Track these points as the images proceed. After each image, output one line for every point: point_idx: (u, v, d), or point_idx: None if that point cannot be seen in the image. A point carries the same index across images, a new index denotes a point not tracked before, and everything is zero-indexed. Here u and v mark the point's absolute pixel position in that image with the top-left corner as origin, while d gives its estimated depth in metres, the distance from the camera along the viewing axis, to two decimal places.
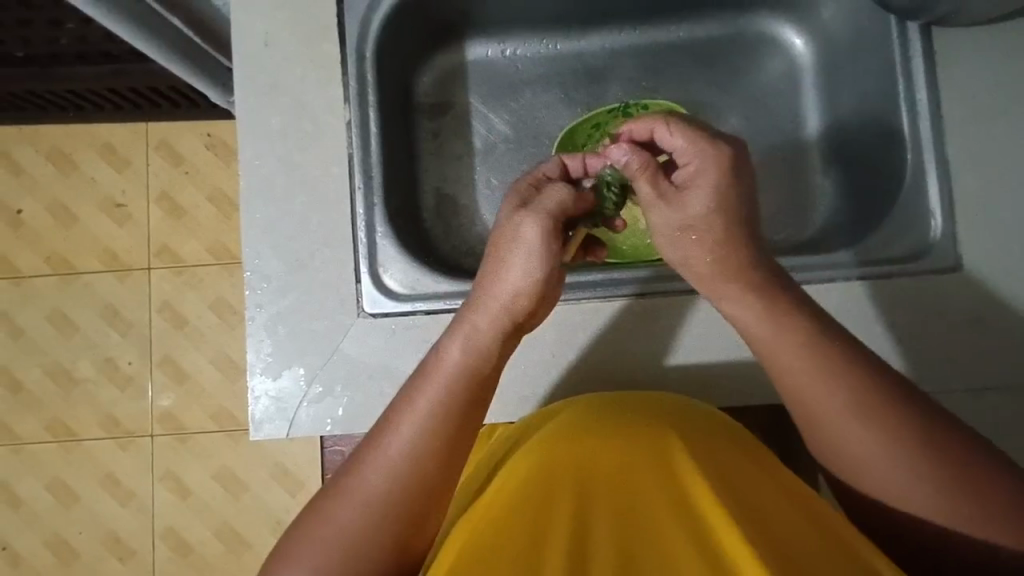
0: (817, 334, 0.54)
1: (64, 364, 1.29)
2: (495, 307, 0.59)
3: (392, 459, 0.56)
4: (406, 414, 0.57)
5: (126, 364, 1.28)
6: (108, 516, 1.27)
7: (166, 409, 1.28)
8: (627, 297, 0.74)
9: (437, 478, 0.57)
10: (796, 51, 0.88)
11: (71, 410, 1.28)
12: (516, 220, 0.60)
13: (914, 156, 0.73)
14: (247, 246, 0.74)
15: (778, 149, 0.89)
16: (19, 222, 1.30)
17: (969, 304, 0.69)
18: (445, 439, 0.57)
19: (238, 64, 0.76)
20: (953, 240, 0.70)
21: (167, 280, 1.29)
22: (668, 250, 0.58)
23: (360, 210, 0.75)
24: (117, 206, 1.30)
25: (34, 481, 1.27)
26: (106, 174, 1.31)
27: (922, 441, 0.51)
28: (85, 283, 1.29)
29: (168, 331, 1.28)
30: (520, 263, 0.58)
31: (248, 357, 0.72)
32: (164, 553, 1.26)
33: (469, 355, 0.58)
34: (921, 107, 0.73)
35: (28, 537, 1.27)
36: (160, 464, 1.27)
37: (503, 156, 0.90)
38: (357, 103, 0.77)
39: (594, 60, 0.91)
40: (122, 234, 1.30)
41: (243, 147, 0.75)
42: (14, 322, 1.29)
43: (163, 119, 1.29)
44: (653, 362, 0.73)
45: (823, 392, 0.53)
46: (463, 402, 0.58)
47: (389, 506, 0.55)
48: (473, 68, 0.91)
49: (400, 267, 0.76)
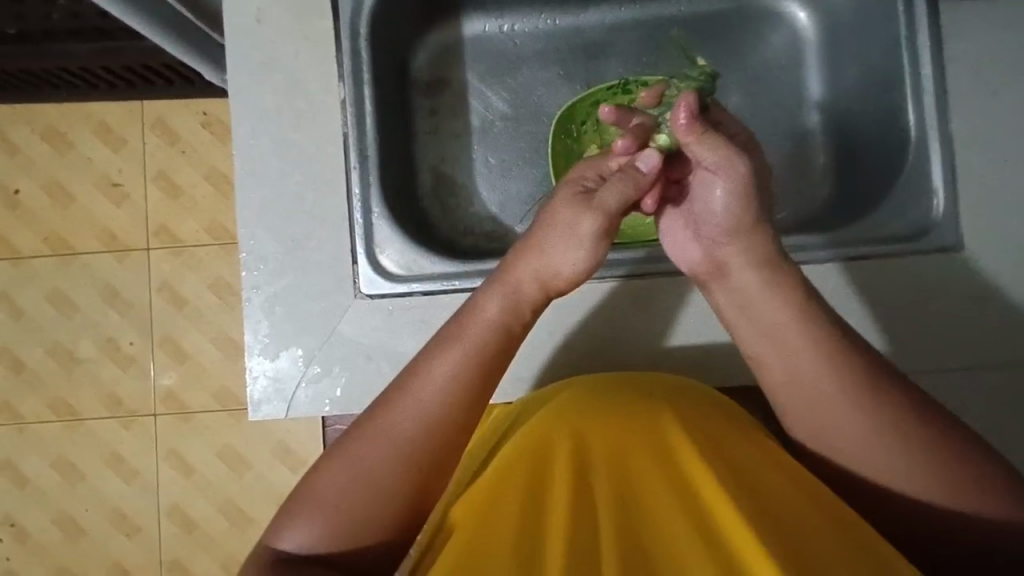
0: (804, 319, 0.55)
1: (67, 344, 1.29)
2: (538, 289, 0.60)
3: (387, 444, 0.56)
4: (422, 384, 0.57)
5: (127, 344, 1.29)
6: (113, 493, 1.28)
7: (168, 388, 1.28)
8: (625, 277, 0.74)
9: (439, 463, 0.57)
10: (799, 25, 0.86)
11: (72, 389, 1.29)
12: (568, 207, 0.58)
13: (918, 132, 0.72)
14: (243, 226, 0.73)
15: (780, 125, 0.87)
16: (16, 202, 1.29)
17: (968, 282, 0.69)
18: (447, 425, 0.57)
19: (229, 38, 0.74)
20: (954, 219, 0.69)
21: (165, 261, 1.29)
22: (747, 202, 0.55)
23: (356, 190, 0.74)
24: (113, 185, 1.30)
25: (39, 460, 1.29)
26: (102, 153, 1.30)
27: (923, 426, 0.51)
28: (84, 263, 1.29)
29: (168, 311, 1.28)
30: (557, 252, 0.58)
31: (246, 338, 0.72)
32: (169, 529, 1.28)
33: (507, 315, 0.59)
34: (926, 84, 0.71)
35: (35, 513, 1.29)
36: (163, 442, 1.28)
37: (501, 134, 0.89)
38: (352, 80, 0.75)
39: (593, 35, 0.90)
40: (119, 214, 1.29)
41: (237, 127, 0.74)
42: (15, 302, 1.29)
43: (158, 97, 1.27)
44: (653, 343, 0.73)
45: (814, 380, 0.54)
46: (478, 386, 0.58)
47: (387, 491, 0.55)
48: (469, 44, 0.90)
49: (396, 248, 0.75)
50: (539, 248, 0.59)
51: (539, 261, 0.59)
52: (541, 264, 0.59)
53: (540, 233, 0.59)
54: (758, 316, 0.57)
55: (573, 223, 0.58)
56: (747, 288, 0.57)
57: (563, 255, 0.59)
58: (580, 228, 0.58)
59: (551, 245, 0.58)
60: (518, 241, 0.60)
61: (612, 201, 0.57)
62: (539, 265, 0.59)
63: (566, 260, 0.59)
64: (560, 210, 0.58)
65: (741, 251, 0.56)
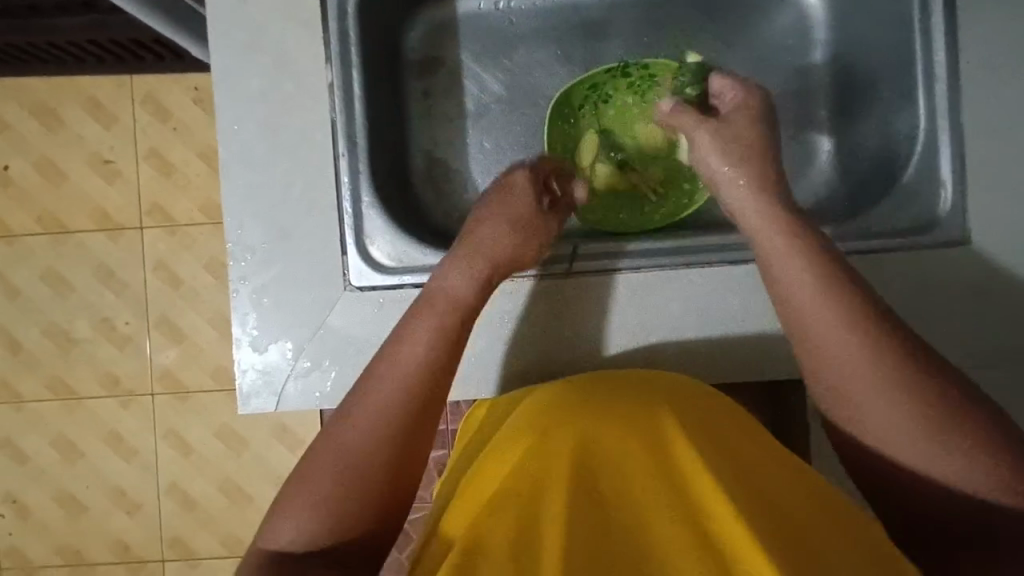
0: (829, 288, 0.55)
1: (62, 325, 1.28)
2: (494, 263, 0.68)
3: (372, 418, 0.57)
4: (403, 351, 0.60)
5: (123, 324, 1.28)
6: (113, 472, 1.29)
7: (165, 368, 1.28)
8: (620, 269, 0.73)
9: (416, 435, 0.58)
10: (809, 4, 0.82)
11: (70, 369, 1.29)
12: (524, 203, 0.73)
13: (926, 117, 0.69)
14: (229, 216, 0.71)
15: (788, 109, 0.83)
16: (8, 179, 1.27)
17: (974, 277, 0.67)
18: (423, 394, 0.59)
19: (211, 18, 0.71)
20: (963, 212, 0.68)
21: (160, 240, 1.27)
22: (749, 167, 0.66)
23: (344, 178, 0.71)
24: (105, 162, 1.27)
25: (38, 439, 1.29)
26: (93, 129, 1.27)
27: (928, 412, 0.50)
28: (77, 242, 1.27)
29: (164, 291, 1.27)
30: (509, 235, 0.70)
31: (234, 330, 0.71)
32: (169, 507, 1.29)
33: (471, 281, 0.66)
34: (937, 70, 0.68)
35: (36, 491, 1.30)
36: (161, 422, 1.28)
37: (497, 118, 0.86)
38: (340, 61, 0.71)
39: (593, 13, 0.86)
40: (112, 192, 1.27)
41: (222, 113, 0.71)
42: (10, 282, 1.28)
43: (147, 73, 1.24)
44: (648, 336, 0.72)
45: (835, 350, 0.54)
46: (450, 351, 0.61)
47: (377, 481, 0.56)
48: (464, 22, 0.86)
49: (387, 239, 0.72)
50: (495, 229, 0.70)
51: (496, 239, 0.69)
52: (497, 241, 0.69)
53: (498, 219, 0.71)
54: (789, 277, 0.58)
55: (526, 217, 0.72)
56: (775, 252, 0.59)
57: (513, 239, 0.70)
58: (533, 221, 0.72)
59: (505, 227, 0.70)
60: (480, 222, 0.71)
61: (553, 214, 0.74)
62: (495, 242, 0.69)
63: (513, 242, 0.70)
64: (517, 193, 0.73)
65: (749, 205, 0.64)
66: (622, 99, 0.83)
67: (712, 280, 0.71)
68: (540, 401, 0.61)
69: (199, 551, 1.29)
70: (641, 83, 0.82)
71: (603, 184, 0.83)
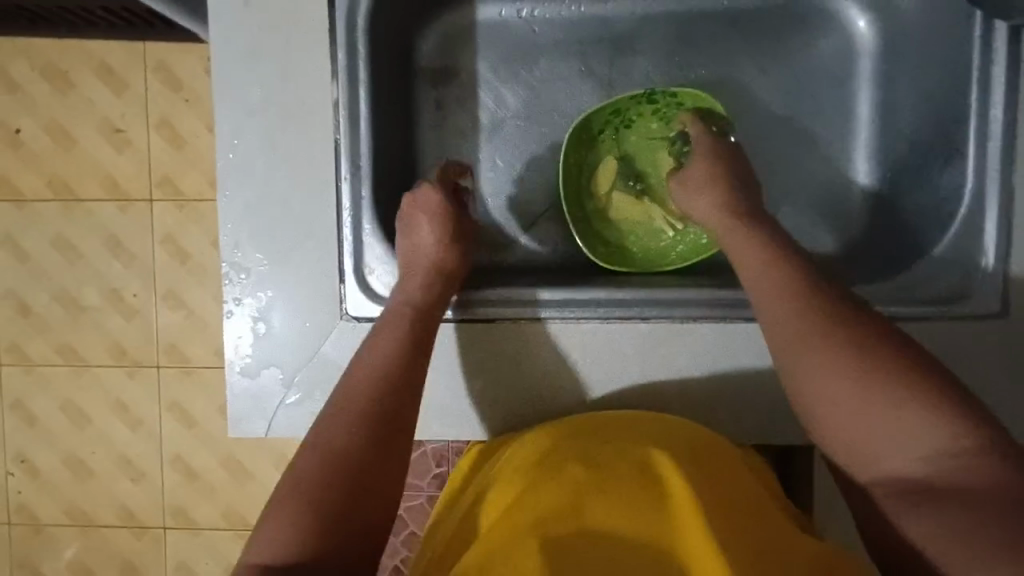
0: (796, 300, 0.58)
1: (72, 291, 1.22)
2: (422, 282, 0.67)
3: (347, 420, 0.60)
4: (373, 354, 0.64)
5: (131, 296, 1.22)
6: (118, 438, 1.26)
7: (170, 340, 1.22)
8: (629, 320, 0.69)
9: (388, 429, 0.61)
10: (858, 33, 0.75)
11: (78, 336, 1.23)
12: (423, 232, 0.68)
13: (976, 178, 0.64)
14: (225, 235, 0.68)
15: (823, 146, 0.77)
16: (17, 141, 1.20)
17: (1005, 353, 0.64)
18: (391, 391, 0.62)
19: (211, 22, 0.66)
20: (1003, 283, 0.64)
21: (169, 214, 1.19)
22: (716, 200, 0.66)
23: (346, 204, 0.67)
24: (114, 130, 1.19)
25: (47, 402, 1.26)
26: (104, 95, 1.18)
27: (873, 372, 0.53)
28: (87, 211, 1.20)
29: (171, 265, 1.20)
30: (421, 265, 0.67)
31: (227, 354, 0.69)
32: (175, 478, 1.26)
33: (412, 294, 0.66)
34: (994, 127, 0.63)
35: (46, 452, 1.27)
36: (168, 395, 1.24)
37: (512, 135, 0.81)
38: (347, 79, 0.66)
39: (623, 27, 0.80)
40: (120, 160, 1.19)
41: (220, 125, 0.67)
42: (20, 246, 1.22)
43: (160, 40, 1.14)
44: (653, 388, 0.70)
45: (803, 361, 0.56)
46: (414, 346, 0.64)
47: (357, 481, 0.58)
48: (482, 29, 0.80)
49: (387, 270, 0.69)
50: (408, 269, 0.67)
51: (410, 272, 0.67)
52: (413, 273, 0.67)
53: (407, 260, 0.68)
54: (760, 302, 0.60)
55: (427, 247, 0.68)
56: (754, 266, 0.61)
57: (426, 269, 0.67)
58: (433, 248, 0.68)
59: (412, 263, 0.67)
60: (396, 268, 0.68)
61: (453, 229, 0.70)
62: (410, 274, 0.67)
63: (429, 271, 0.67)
64: (417, 212, 0.69)
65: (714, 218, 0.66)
66: (646, 125, 0.79)
67: (725, 337, 0.68)
68: (539, 443, 0.65)
69: (201, 521, 1.27)
70: (669, 111, 0.77)
71: (617, 213, 0.80)
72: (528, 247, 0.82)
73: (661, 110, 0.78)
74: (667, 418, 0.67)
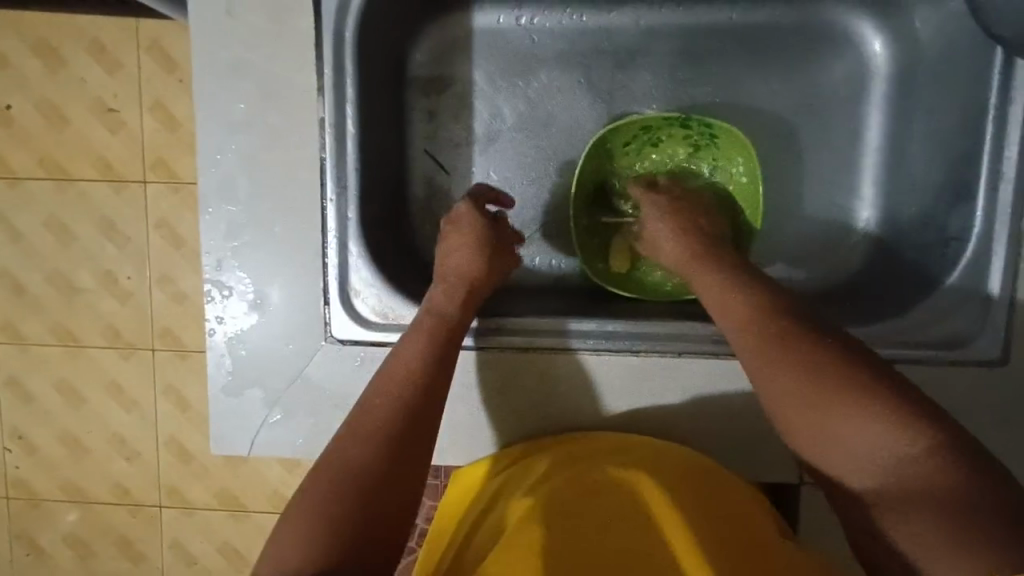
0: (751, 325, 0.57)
1: (64, 271, 1.02)
2: (442, 283, 0.66)
3: (365, 421, 0.57)
4: (397, 359, 0.61)
5: (125, 279, 1.02)
6: (112, 417, 1.07)
7: (165, 322, 1.03)
8: (619, 351, 0.68)
9: (408, 431, 0.57)
10: (871, 56, 0.73)
11: (73, 316, 1.04)
12: (451, 238, 0.69)
13: (984, 221, 0.62)
14: (207, 252, 0.66)
15: (827, 173, 0.75)
16: (8, 119, 0.99)
17: (1000, 401, 0.63)
18: (413, 394, 0.59)
19: (195, 32, 0.64)
20: (1004, 331, 0.62)
21: (165, 199, 0.99)
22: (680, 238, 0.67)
23: (331, 225, 0.66)
24: (108, 110, 0.98)
25: (40, 379, 1.06)
26: (95, 73, 0.97)
27: (829, 380, 0.52)
28: (80, 191, 1.00)
29: (165, 251, 1.00)
30: (445, 269, 0.68)
31: (209, 372, 0.68)
32: (167, 462, 1.08)
33: (436, 296, 0.65)
34: (1007, 170, 0.61)
35: (40, 430, 1.08)
36: (161, 378, 1.05)
37: (508, 148, 0.78)
38: (334, 97, 0.64)
39: (626, 39, 0.76)
40: (116, 144, 0.99)
41: (203, 140, 0.65)
42: (10, 225, 1.02)
43: (158, 16, 0.93)
44: (640, 418, 0.69)
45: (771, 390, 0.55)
46: (438, 349, 0.62)
47: (379, 489, 0.54)
48: (478, 37, 0.77)
49: (373, 293, 0.67)
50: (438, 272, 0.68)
51: (439, 274, 0.68)
52: (440, 274, 0.67)
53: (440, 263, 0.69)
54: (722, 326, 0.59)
55: (452, 251, 0.68)
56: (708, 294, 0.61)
57: (449, 270, 0.67)
58: (456, 253, 0.68)
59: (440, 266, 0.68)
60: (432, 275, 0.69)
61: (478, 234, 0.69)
62: (438, 275, 0.67)
63: (452, 272, 0.67)
64: (452, 231, 0.69)
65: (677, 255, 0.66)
66: (672, 149, 0.76)
67: (717, 372, 0.67)
68: (528, 473, 0.64)
69: (196, 503, 1.09)
70: (701, 139, 0.75)
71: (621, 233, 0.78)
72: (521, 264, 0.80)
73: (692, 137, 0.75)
74: (655, 443, 0.66)
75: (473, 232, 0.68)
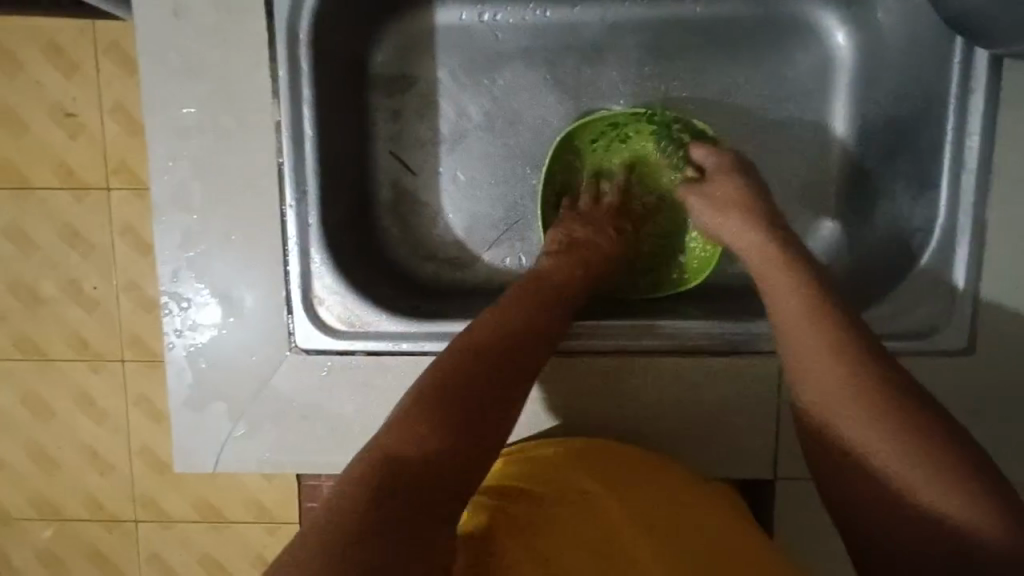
0: (810, 314, 0.54)
1: (25, 280, 0.98)
2: (573, 255, 0.66)
3: (467, 361, 0.53)
4: (508, 311, 0.58)
5: (91, 288, 0.98)
6: (82, 430, 1.03)
7: (134, 332, 0.99)
8: (589, 353, 0.67)
9: (506, 390, 0.53)
10: (835, 47, 0.73)
11: (36, 327, 0.99)
12: (579, 219, 0.70)
13: (949, 212, 0.62)
14: (163, 262, 0.64)
15: (797, 167, 0.75)
16: None
17: (972, 390, 0.63)
18: (516, 349, 0.55)
19: (140, 35, 0.61)
20: (971, 320, 0.63)
21: (131, 205, 0.95)
22: (738, 199, 0.64)
23: (291, 232, 0.64)
24: (66, 114, 0.93)
25: (5, 393, 1.02)
26: (51, 75, 0.93)
27: (866, 380, 0.50)
28: (39, 198, 0.95)
29: (133, 258, 0.97)
30: (571, 241, 0.68)
31: (169, 386, 0.66)
32: (141, 473, 1.05)
33: (556, 266, 0.65)
34: (970, 160, 0.61)
35: (7, 445, 1.04)
36: (132, 389, 1.01)
37: (475, 147, 0.77)
38: (290, 101, 0.62)
39: (591, 35, 0.75)
40: (75, 149, 0.94)
41: (154, 147, 0.63)
42: None
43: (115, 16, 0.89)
44: (613, 419, 0.68)
45: (819, 380, 0.52)
46: (545, 315, 0.60)
47: (467, 433, 0.49)
48: (441, 34, 0.76)
49: (338, 301, 0.66)
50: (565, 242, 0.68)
51: (561, 245, 0.68)
52: (566, 243, 0.68)
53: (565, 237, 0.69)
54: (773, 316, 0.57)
55: (577, 230, 0.69)
56: (764, 278, 0.58)
57: (578, 243, 0.68)
58: (590, 232, 0.69)
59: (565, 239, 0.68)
60: (549, 242, 0.69)
61: (605, 222, 0.71)
62: (559, 246, 0.68)
63: (579, 245, 0.67)
64: (579, 215, 0.71)
65: (732, 227, 0.63)
66: (642, 146, 0.74)
67: (688, 370, 0.66)
68: (534, 468, 0.61)
69: (173, 514, 1.06)
70: (667, 137, 0.73)
71: None
72: (491, 264, 0.78)
73: (659, 134, 0.73)
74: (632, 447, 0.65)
75: (605, 221, 0.71)
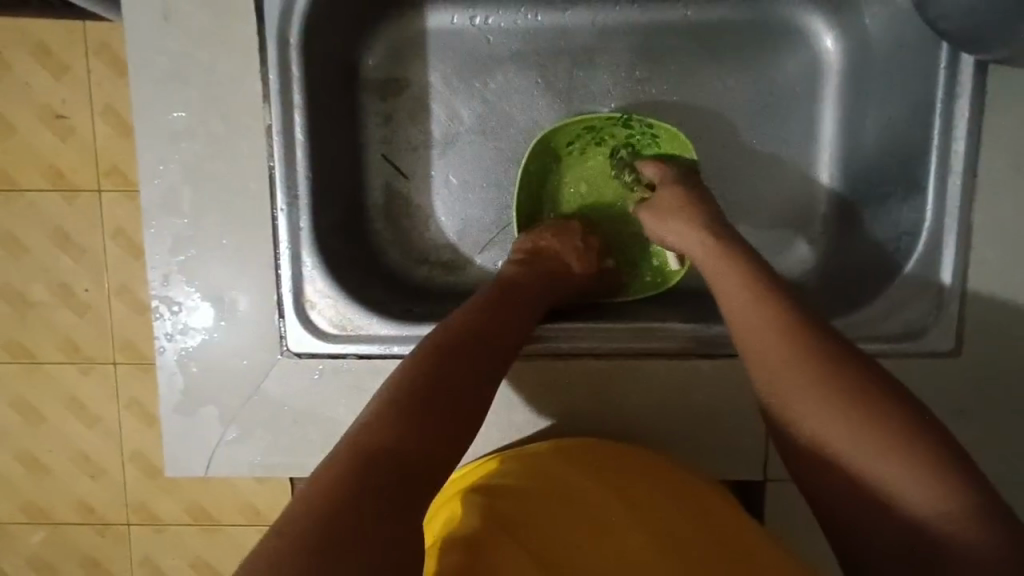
0: (766, 305, 0.55)
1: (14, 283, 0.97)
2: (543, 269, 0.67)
3: (434, 356, 0.52)
4: (473, 310, 0.59)
5: (83, 292, 0.97)
6: (73, 434, 1.02)
7: (126, 335, 0.99)
8: (579, 352, 0.67)
9: (473, 385, 0.52)
10: (824, 51, 0.73)
11: (26, 331, 0.99)
12: (550, 237, 0.71)
13: (935, 215, 0.63)
14: (154, 267, 0.64)
15: (785, 169, 0.76)
16: None
17: (959, 390, 0.64)
18: (482, 346, 0.55)
19: (130, 39, 0.61)
20: (957, 321, 0.63)
21: (123, 207, 0.95)
22: (685, 206, 0.65)
23: (282, 236, 0.64)
24: (56, 116, 0.93)
25: None
26: (40, 76, 0.92)
27: (831, 360, 0.50)
28: (28, 201, 0.95)
29: (125, 260, 0.96)
30: (539, 255, 0.69)
31: (160, 391, 0.66)
32: (133, 477, 1.04)
33: (520, 273, 0.66)
34: (955, 164, 0.62)
35: None
36: (124, 392, 1.01)
37: (467, 150, 0.77)
38: (281, 104, 0.62)
39: (582, 39, 0.76)
40: (66, 152, 0.94)
41: (144, 151, 0.63)
42: None
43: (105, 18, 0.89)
44: (604, 422, 0.68)
45: (787, 369, 0.51)
46: (510, 316, 0.60)
47: (434, 424, 0.48)
48: (433, 38, 0.76)
49: (330, 305, 0.66)
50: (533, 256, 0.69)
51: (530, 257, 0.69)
52: (534, 257, 0.69)
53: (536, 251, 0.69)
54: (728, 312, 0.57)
55: (548, 247, 0.70)
56: (712, 274, 0.60)
57: (546, 258, 0.69)
58: (559, 251, 0.70)
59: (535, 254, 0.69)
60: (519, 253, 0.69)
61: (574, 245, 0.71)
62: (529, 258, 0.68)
63: (546, 260, 0.68)
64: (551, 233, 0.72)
65: (680, 236, 0.65)
66: (616, 149, 0.75)
67: (678, 372, 0.67)
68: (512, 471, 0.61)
69: (166, 518, 1.05)
70: (642, 139, 0.74)
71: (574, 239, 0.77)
72: (483, 268, 0.78)
73: (634, 137, 0.74)
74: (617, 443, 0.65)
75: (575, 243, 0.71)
